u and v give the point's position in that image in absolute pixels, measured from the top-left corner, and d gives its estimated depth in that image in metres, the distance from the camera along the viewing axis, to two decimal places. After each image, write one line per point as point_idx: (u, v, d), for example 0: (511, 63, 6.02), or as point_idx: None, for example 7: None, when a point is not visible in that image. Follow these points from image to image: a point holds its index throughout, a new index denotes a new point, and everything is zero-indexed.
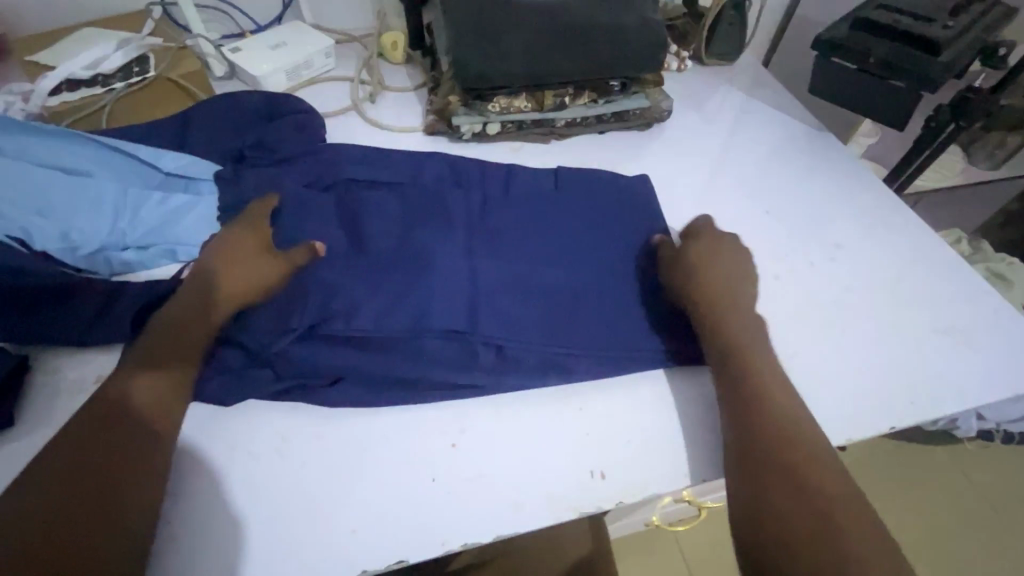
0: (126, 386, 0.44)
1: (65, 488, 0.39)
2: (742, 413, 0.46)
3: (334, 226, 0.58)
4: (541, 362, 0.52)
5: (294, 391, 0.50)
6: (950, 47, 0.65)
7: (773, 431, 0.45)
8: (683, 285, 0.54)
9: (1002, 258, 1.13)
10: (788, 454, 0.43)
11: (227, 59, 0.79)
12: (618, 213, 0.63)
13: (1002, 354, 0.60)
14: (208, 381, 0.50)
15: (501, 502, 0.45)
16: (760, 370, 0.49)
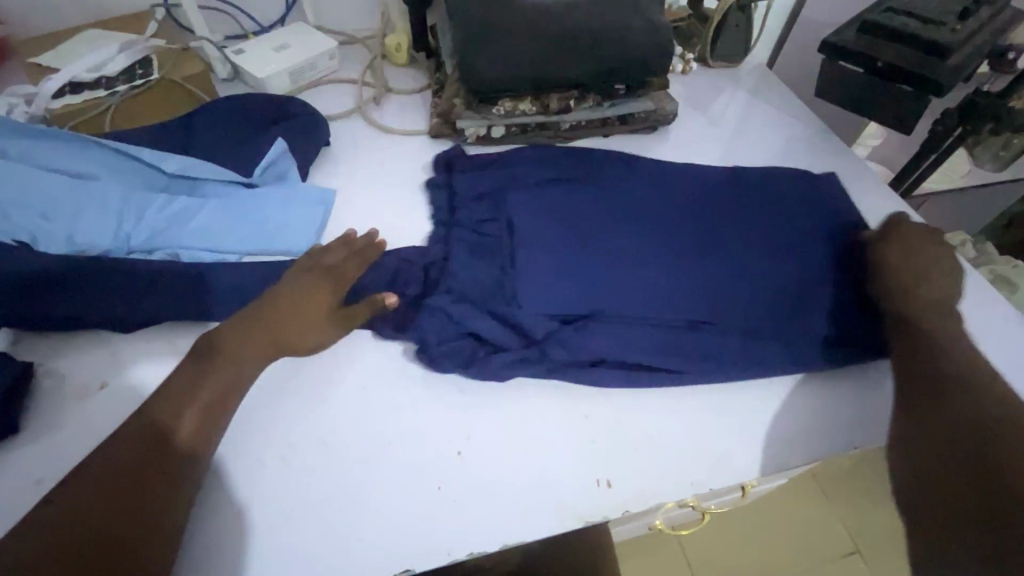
0: (196, 388, 0.45)
1: (112, 492, 0.40)
2: (923, 397, 0.48)
3: (547, 221, 0.61)
4: (789, 347, 0.54)
5: (562, 370, 0.52)
6: (957, 51, 0.65)
7: (964, 408, 0.46)
8: (884, 270, 0.57)
9: (1008, 261, 1.13)
10: (984, 428, 0.44)
11: (231, 61, 0.78)
12: (805, 209, 0.65)
13: (1012, 360, 0.60)
14: (491, 359, 0.52)
15: (510, 510, 0.45)
16: (956, 353, 0.50)
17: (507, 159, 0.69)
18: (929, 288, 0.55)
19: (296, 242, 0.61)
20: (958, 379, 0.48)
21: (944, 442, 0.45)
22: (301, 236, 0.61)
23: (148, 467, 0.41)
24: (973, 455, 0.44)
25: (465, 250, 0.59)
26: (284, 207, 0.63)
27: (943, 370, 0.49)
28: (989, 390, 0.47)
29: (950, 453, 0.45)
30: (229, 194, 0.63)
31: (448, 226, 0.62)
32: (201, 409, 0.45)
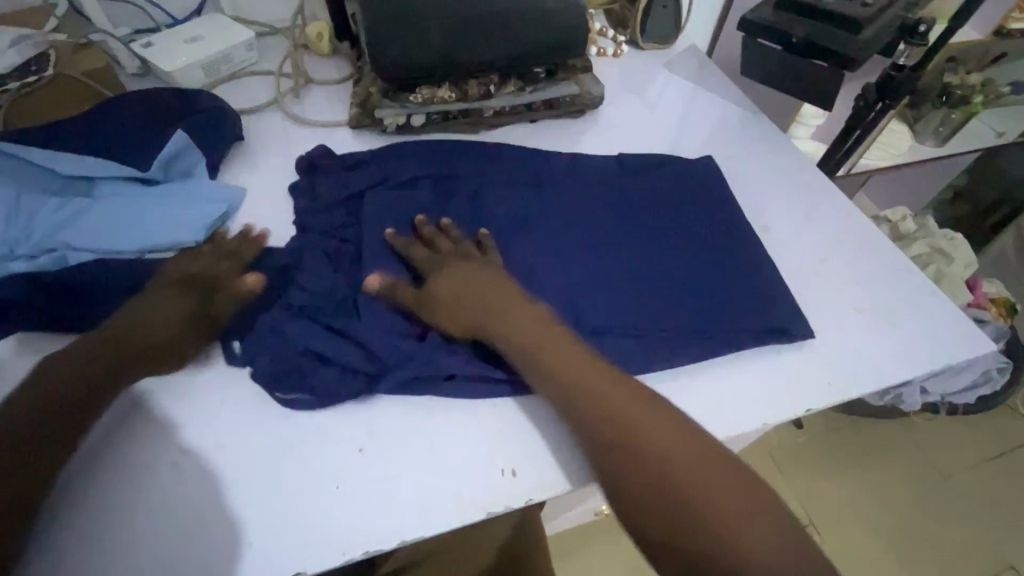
0: (52, 389, 0.44)
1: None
2: (611, 457, 0.44)
3: (403, 227, 0.60)
4: (650, 347, 0.55)
5: (410, 383, 0.49)
6: (870, 24, 0.65)
7: (625, 453, 0.44)
8: (443, 306, 0.53)
9: (944, 234, 1.15)
10: (654, 470, 0.43)
11: (139, 55, 0.75)
12: (677, 200, 0.67)
13: (920, 331, 0.61)
14: (321, 372, 0.49)
15: (408, 507, 0.45)
16: (593, 384, 0.47)
17: (390, 160, 0.67)
18: (512, 314, 0.52)
19: (186, 233, 0.58)
20: (606, 417, 0.46)
21: (625, 494, 0.43)
22: (193, 226, 0.58)
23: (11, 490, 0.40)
24: (665, 507, 0.42)
25: (322, 257, 0.57)
26: (184, 199, 0.61)
27: (602, 409, 0.46)
28: (621, 421, 0.45)
29: (634, 511, 0.43)
30: (130, 190, 0.61)
31: (308, 232, 0.61)
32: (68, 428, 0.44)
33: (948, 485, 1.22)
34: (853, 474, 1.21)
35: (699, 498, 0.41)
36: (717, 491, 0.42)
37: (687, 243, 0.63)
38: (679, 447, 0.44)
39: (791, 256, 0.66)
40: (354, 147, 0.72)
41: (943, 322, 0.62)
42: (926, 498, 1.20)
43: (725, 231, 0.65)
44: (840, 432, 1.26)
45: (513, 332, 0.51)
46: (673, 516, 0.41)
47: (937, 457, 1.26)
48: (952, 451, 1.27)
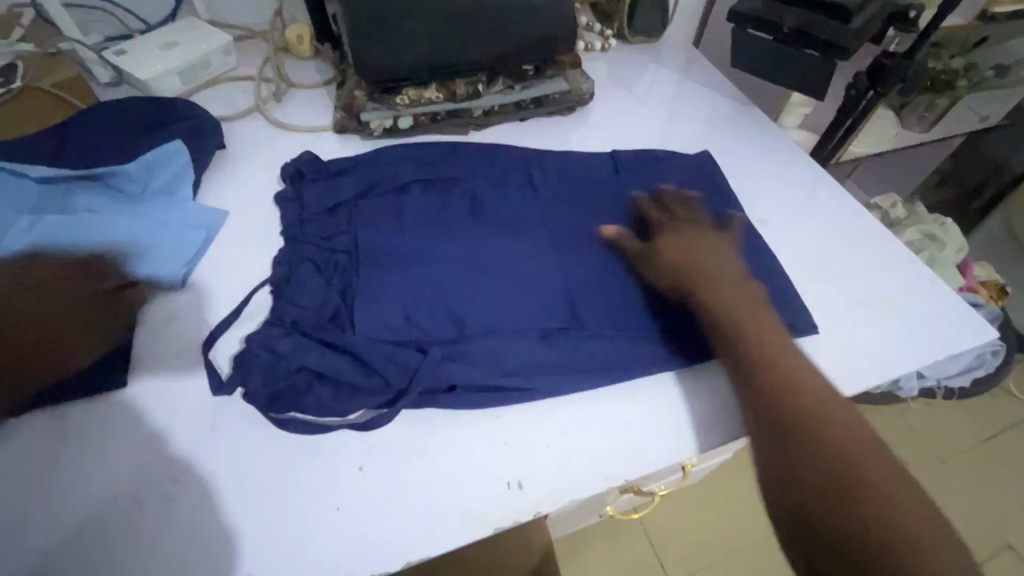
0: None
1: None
2: (779, 429, 0.44)
3: (393, 233, 0.59)
4: (655, 350, 0.53)
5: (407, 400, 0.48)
6: (861, 13, 0.64)
7: (806, 419, 0.44)
8: (660, 269, 0.56)
9: (934, 219, 1.15)
10: (833, 450, 0.42)
11: (112, 63, 0.72)
12: (666, 187, 0.66)
13: (923, 320, 0.60)
14: (314, 389, 0.48)
15: (412, 526, 0.43)
16: (776, 357, 0.48)
17: (372, 165, 0.65)
18: (723, 287, 0.53)
19: (165, 268, 0.55)
20: (789, 386, 0.46)
21: (790, 456, 0.42)
22: (173, 261, 0.56)
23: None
24: (843, 485, 0.40)
25: (309, 269, 0.56)
26: (163, 224, 0.58)
27: (781, 380, 0.46)
28: (818, 398, 0.45)
29: (788, 478, 0.42)
30: (105, 207, 0.58)
31: (294, 242, 0.59)
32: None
33: (945, 468, 1.23)
34: None
35: (868, 480, 0.40)
36: (882, 477, 0.40)
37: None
38: (858, 432, 0.43)
39: (790, 249, 0.65)
40: (340, 152, 0.70)
41: (946, 310, 0.61)
42: (924, 481, 1.21)
43: (720, 224, 0.64)
44: None
45: (729, 301, 0.52)
46: (835, 488, 0.40)
47: (934, 440, 1.27)
48: (947, 434, 1.28)
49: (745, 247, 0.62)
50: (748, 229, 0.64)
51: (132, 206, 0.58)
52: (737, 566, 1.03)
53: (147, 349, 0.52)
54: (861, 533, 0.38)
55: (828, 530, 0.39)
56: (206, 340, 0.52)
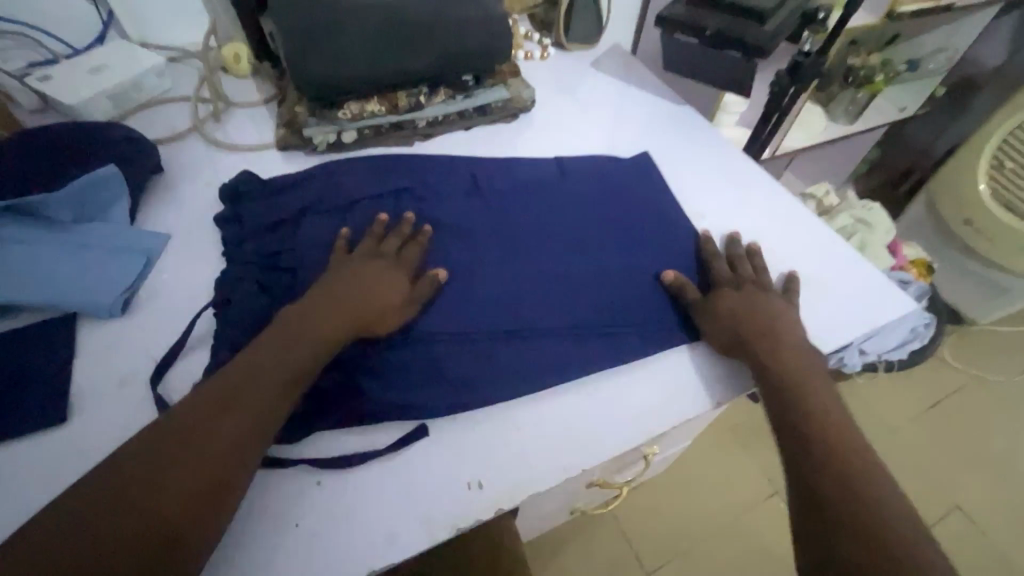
0: (196, 408, 0.43)
1: (117, 490, 0.38)
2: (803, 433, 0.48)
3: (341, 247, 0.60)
4: (603, 344, 0.55)
5: (361, 415, 0.48)
6: (775, 15, 0.69)
7: (816, 424, 0.48)
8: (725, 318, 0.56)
9: (863, 204, 1.23)
10: (837, 455, 0.46)
11: (35, 90, 0.70)
12: (597, 191, 0.69)
13: (851, 298, 0.65)
14: None
15: (374, 535, 0.43)
16: (828, 413, 0.50)
17: (315, 183, 0.66)
18: (788, 342, 0.55)
19: (98, 298, 0.53)
20: (825, 437, 0.47)
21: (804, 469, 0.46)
22: (108, 290, 0.54)
23: (171, 461, 0.40)
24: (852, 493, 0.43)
25: (255, 290, 0.56)
26: (93, 254, 0.56)
27: (808, 390, 0.51)
28: (852, 441, 0.47)
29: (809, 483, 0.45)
30: (32, 240, 0.55)
31: (237, 264, 0.59)
32: (277, 391, 0.45)
33: (894, 438, 1.31)
34: None
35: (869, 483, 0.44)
36: (888, 488, 0.44)
37: (614, 237, 0.65)
38: (861, 445, 0.47)
39: (727, 240, 0.69)
40: (284, 169, 0.69)
41: (871, 286, 0.66)
42: (874, 453, 1.28)
43: (658, 221, 0.67)
44: None
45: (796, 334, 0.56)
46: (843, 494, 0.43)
47: (882, 413, 1.34)
48: (894, 405, 1.36)
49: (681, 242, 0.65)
50: (681, 226, 0.68)
51: (63, 237, 0.56)
52: (710, 551, 1.05)
53: (85, 383, 0.50)
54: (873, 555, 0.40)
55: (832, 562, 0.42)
56: (151, 372, 0.51)
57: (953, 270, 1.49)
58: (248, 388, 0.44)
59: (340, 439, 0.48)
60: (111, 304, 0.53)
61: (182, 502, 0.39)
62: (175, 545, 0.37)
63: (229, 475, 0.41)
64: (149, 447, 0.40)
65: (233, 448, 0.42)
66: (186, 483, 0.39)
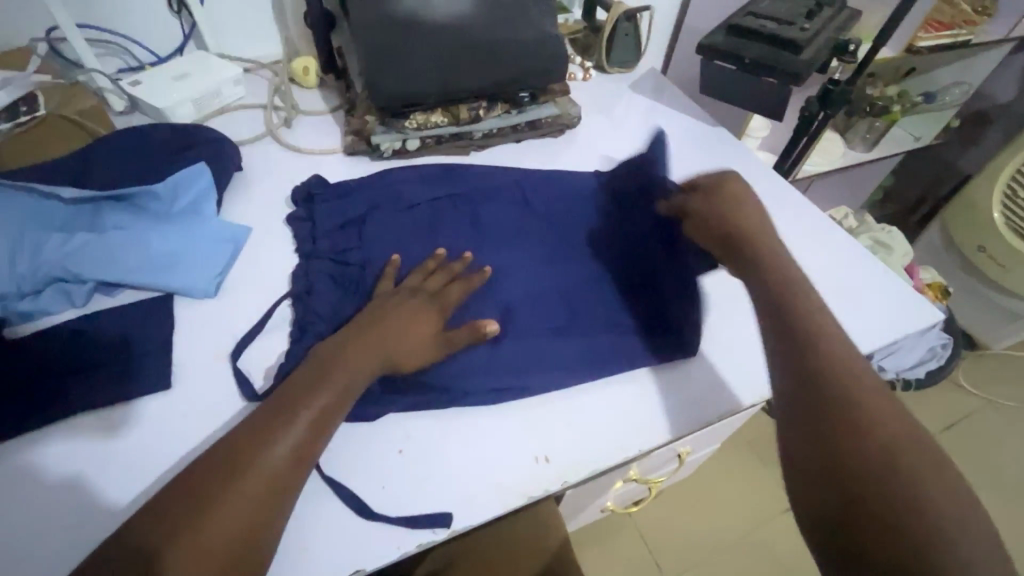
0: (246, 431, 0.44)
1: (185, 517, 0.39)
2: (827, 393, 0.46)
3: (407, 246, 0.65)
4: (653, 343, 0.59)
5: (434, 399, 0.52)
6: (809, 45, 0.75)
7: (840, 385, 0.46)
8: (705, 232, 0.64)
9: (882, 227, 1.28)
10: (870, 418, 0.44)
11: (127, 93, 0.76)
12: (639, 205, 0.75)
13: (878, 306, 0.69)
14: None
15: (453, 500, 0.47)
16: (844, 375, 0.47)
17: (380, 186, 0.71)
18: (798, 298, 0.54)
19: (195, 282, 0.59)
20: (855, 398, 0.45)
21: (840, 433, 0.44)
22: (203, 274, 0.59)
23: (232, 490, 0.40)
24: (894, 459, 0.41)
25: (330, 281, 0.61)
26: (188, 240, 0.61)
27: (819, 350, 0.49)
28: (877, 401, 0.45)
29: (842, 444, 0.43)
30: (134, 227, 0.61)
31: (310, 257, 0.63)
32: (323, 411, 0.46)
33: None
34: None
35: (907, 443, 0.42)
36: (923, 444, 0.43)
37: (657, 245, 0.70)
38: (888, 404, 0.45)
39: None
40: (351, 172, 0.75)
41: (899, 296, 0.70)
42: None
43: None
44: None
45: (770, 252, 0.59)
46: (886, 453, 0.42)
47: None
48: None
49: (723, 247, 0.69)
50: None
51: (159, 223, 0.62)
52: (730, 559, 1.08)
53: (183, 359, 0.55)
54: (865, 527, 0.40)
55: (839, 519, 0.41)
56: (234, 351, 0.55)
57: (967, 296, 1.53)
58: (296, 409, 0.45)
59: (415, 420, 0.51)
60: (206, 290, 0.58)
61: (234, 521, 0.39)
62: (247, 558, 0.39)
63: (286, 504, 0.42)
64: (201, 470, 0.41)
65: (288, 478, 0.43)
66: (248, 512, 0.40)
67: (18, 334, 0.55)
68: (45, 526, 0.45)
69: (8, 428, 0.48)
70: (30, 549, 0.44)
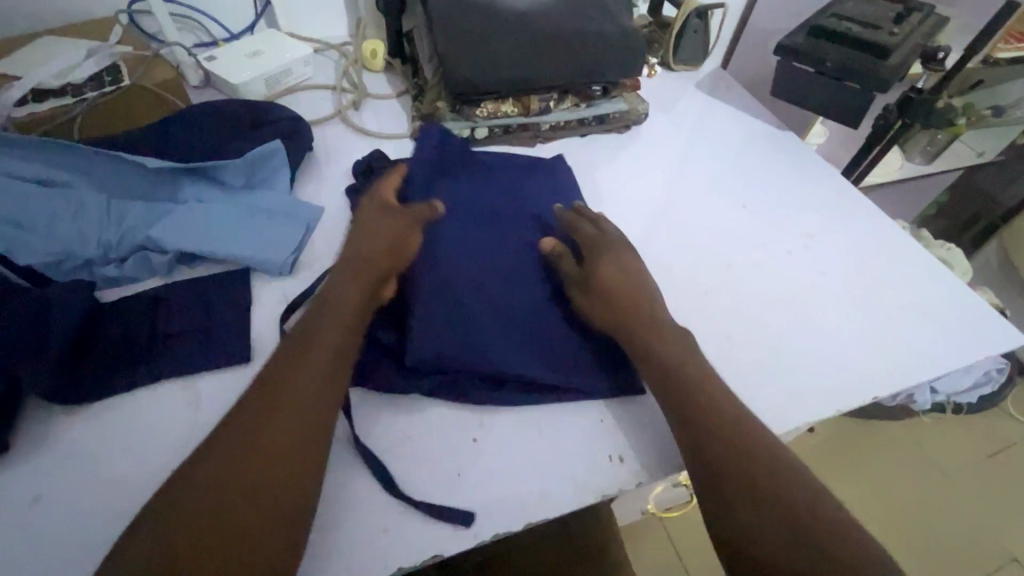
0: (237, 414, 0.43)
1: (195, 502, 0.38)
2: (747, 489, 0.42)
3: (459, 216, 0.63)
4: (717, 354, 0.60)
5: (504, 387, 0.51)
6: (896, 50, 0.72)
7: (752, 481, 0.42)
8: (594, 287, 0.54)
9: (941, 244, 1.23)
10: (790, 528, 0.40)
11: (203, 68, 0.77)
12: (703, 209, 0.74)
13: (961, 323, 0.65)
14: (396, 376, 0.50)
15: (529, 492, 0.46)
16: (753, 465, 0.43)
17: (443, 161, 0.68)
18: (695, 372, 0.49)
19: (273, 258, 0.59)
20: (769, 493, 0.42)
21: (763, 538, 0.40)
22: (282, 250, 0.60)
23: (241, 463, 0.40)
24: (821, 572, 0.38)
25: None
26: (266, 215, 0.62)
27: (725, 440, 0.45)
28: (781, 495, 0.42)
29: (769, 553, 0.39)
30: (214, 200, 0.62)
31: None
32: (320, 374, 0.45)
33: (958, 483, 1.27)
34: (859, 474, 1.23)
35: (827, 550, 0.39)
36: (845, 547, 0.39)
37: (721, 253, 0.69)
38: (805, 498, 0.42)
39: (839, 259, 0.70)
40: None
41: (984, 315, 0.66)
42: (933, 498, 1.22)
43: (763, 241, 0.71)
44: (849, 434, 1.28)
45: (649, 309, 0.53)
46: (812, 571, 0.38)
47: (941, 458, 1.28)
48: (955, 449, 1.30)
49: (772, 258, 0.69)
50: (787, 246, 0.71)
51: (237, 198, 0.63)
52: None
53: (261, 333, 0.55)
54: None
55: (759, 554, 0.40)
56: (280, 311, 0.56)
57: None
58: (285, 385, 0.44)
59: (488, 409, 0.50)
60: (283, 266, 0.59)
61: (254, 498, 0.39)
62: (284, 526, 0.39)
63: (310, 465, 0.42)
64: (200, 461, 0.40)
65: (305, 440, 0.42)
66: (264, 483, 0.39)
67: (103, 300, 0.55)
68: (128, 490, 0.45)
69: (97, 391, 0.49)
70: (112, 508, 0.45)
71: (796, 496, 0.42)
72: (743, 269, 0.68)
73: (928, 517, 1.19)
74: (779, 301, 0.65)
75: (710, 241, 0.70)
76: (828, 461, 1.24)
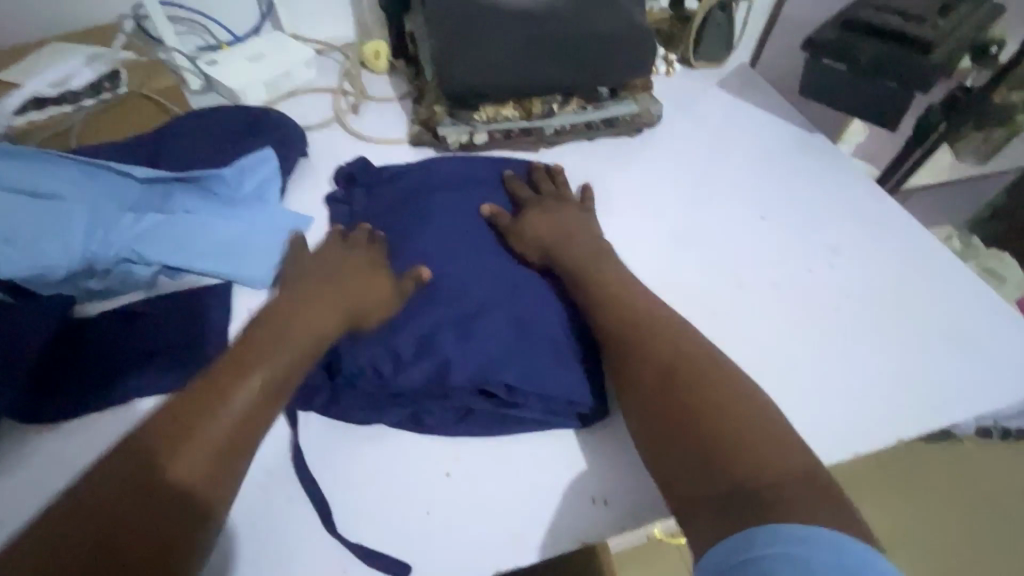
0: (165, 423, 0.41)
1: (87, 526, 0.36)
2: (651, 370, 0.45)
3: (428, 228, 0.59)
4: None
5: (475, 418, 0.48)
6: (941, 45, 0.65)
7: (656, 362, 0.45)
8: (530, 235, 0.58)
9: (993, 253, 1.12)
10: (680, 392, 0.43)
11: (203, 72, 0.76)
12: (715, 221, 0.68)
13: (1005, 355, 0.58)
14: (352, 403, 0.48)
15: (501, 534, 0.43)
16: (657, 348, 0.46)
17: (421, 168, 0.66)
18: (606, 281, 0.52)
19: (255, 272, 0.58)
20: (668, 369, 0.44)
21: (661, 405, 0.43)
22: (264, 263, 0.58)
23: (131, 503, 0.37)
24: (704, 424, 0.40)
25: None
26: (252, 226, 0.60)
27: (638, 334, 0.48)
28: (680, 367, 0.44)
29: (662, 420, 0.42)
30: (199, 210, 0.61)
31: None
32: (260, 407, 0.43)
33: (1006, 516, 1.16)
34: (896, 499, 1.14)
35: (714, 408, 0.41)
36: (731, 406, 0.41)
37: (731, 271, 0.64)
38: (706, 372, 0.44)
39: (866, 278, 0.64)
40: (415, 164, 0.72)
41: None
42: (976, 528, 1.11)
43: (782, 257, 0.65)
44: (884, 455, 1.18)
45: (569, 241, 0.57)
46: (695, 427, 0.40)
47: (988, 484, 1.17)
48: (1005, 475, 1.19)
49: (786, 276, 0.63)
50: (808, 263, 0.65)
51: (224, 208, 0.61)
52: None
53: None
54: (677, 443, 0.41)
55: (715, 506, 0.37)
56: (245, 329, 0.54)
57: None
58: (220, 410, 0.42)
59: (460, 444, 0.47)
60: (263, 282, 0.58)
61: (139, 541, 0.36)
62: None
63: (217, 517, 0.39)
64: (113, 473, 0.38)
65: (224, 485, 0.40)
66: (161, 524, 0.37)
67: (84, 314, 0.55)
68: None
69: (70, 409, 0.49)
70: None
71: (690, 362, 0.45)
72: (757, 288, 0.62)
73: (967, 551, 1.09)
74: (793, 325, 0.59)
75: (723, 256, 0.65)
76: (858, 483, 1.15)
